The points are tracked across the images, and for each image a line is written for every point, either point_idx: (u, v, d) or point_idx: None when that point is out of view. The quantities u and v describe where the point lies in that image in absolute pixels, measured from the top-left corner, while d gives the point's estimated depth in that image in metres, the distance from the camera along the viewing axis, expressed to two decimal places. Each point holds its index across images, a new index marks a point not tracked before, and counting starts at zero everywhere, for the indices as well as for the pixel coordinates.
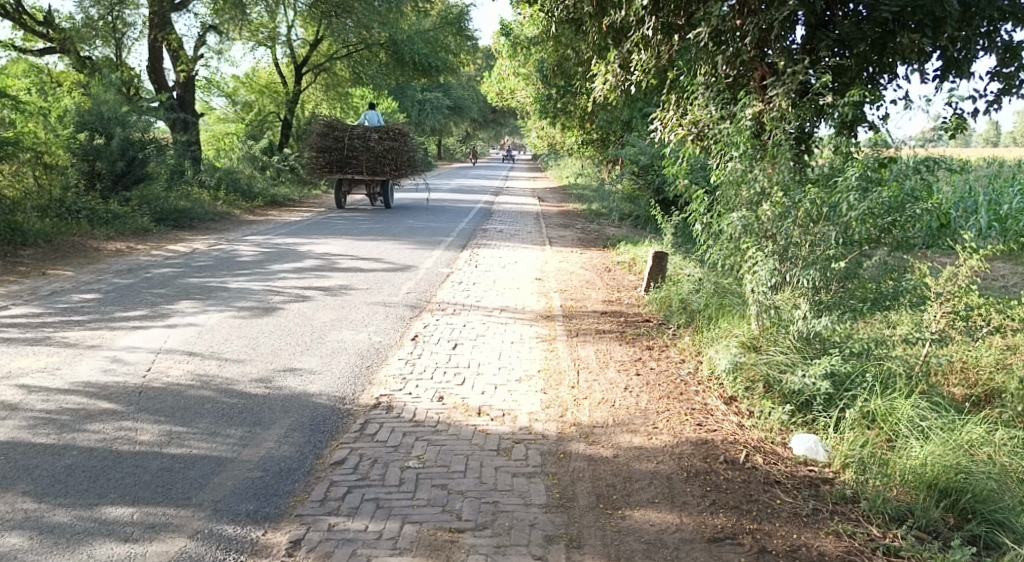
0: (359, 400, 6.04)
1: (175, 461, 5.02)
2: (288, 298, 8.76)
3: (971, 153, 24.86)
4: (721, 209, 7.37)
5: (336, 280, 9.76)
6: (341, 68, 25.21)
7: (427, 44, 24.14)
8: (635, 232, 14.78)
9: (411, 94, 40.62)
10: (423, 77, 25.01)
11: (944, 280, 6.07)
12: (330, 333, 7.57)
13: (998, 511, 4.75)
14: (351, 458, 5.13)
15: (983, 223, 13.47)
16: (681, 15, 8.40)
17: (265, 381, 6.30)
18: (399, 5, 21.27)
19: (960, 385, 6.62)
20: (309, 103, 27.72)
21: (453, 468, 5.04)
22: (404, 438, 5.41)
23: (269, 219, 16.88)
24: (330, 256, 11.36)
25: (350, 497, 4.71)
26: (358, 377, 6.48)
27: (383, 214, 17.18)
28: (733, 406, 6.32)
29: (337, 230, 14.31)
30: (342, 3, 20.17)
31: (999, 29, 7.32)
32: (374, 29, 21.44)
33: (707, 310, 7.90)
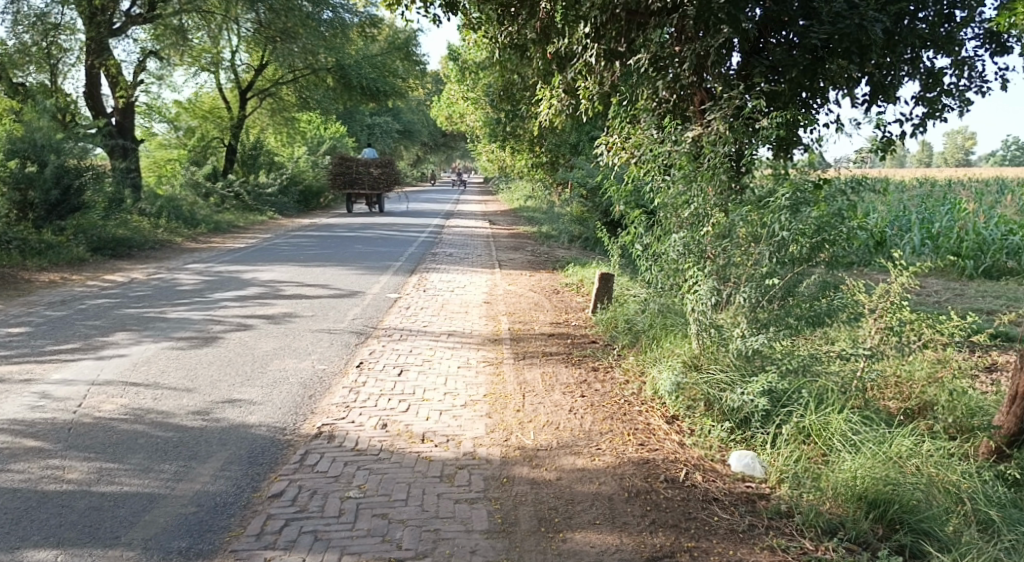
0: (300, 430, 6.04)
1: (104, 499, 4.98)
2: (229, 327, 8.72)
3: (901, 174, 25.63)
4: (662, 232, 7.57)
5: (280, 307, 9.74)
6: (287, 93, 25.49)
7: (374, 69, 24.43)
8: (584, 253, 15.03)
9: (359, 119, 41.21)
10: (371, 102, 25.10)
11: (877, 296, 6.37)
12: (272, 362, 7.56)
13: (925, 521, 4.94)
14: (290, 490, 5.14)
15: (916, 241, 13.75)
16: (622, 41, 8.56)
17: (202, 413, 6.26)
18: (344, 30, 21.40)
19: (895, 399, 6.53)
20: (255, 128, 27.58)
21: (394, 497, 5.06)
22: (345, 467, 5.43)
23: (212, 247, 16.75)
24: (274, 283, 11.34)
25: (287, 530, 4.71)
26: (300, 407, 6.46)
27: (330, 240, 17.17)
28: (675, 425, 6.52)
29: (282, 257, 14.25)
30: (288, 29, 20.14)
31: (920, 56, 7.65)
32: (320, 53, 21.61)
33: (652, 330, 8.01)
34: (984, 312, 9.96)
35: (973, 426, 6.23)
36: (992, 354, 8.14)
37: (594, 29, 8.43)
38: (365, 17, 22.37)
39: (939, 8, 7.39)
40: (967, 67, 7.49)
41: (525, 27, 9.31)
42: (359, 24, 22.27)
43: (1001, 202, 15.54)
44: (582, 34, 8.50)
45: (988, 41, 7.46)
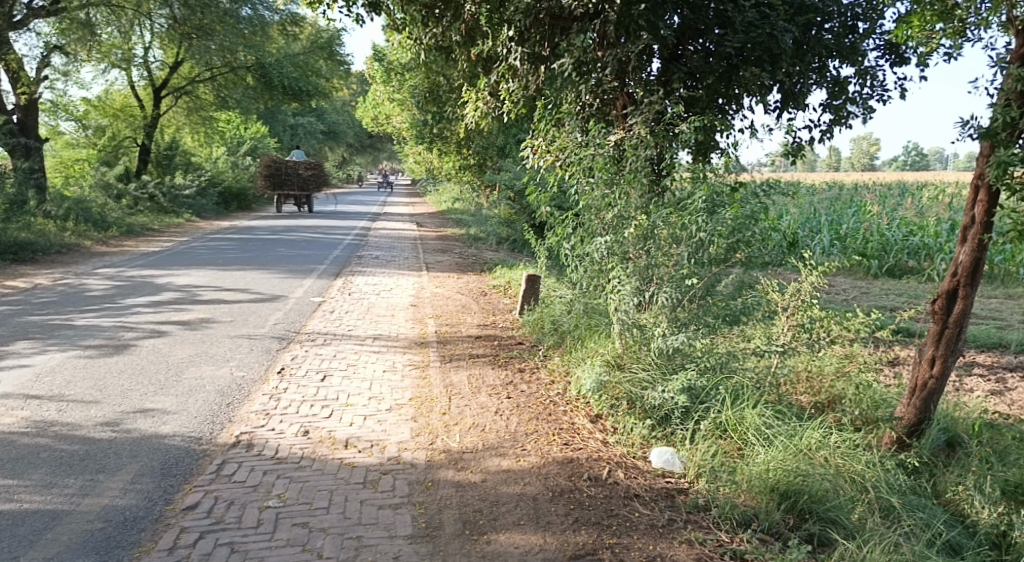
0: (216, 439, 6.00)
1: (3, 518, 4.88)
2: (142, 334, 8.57)
3: (813, 179, 26.64)
4: (585, 233, 7.71)
5: (196, 313, 9.59)
6: (204, 91, 25.01)
7: (296, 68, 24.24)
8: (512, 255, 15.18)
9: (281, 119, 40.55)
10: (294, 102, 24.96)
11: (789, 294, 6.66)
12: (187, 369, 7.47)
13: (831, 510, 5.26)
14: (206, 502, 5.10)
15: (826, 242, 14.30)
16: (546, 45, 8.63)
17: (112, 424, 6.16)
18: (263, 27, 21.05)
19: (807, 393, 6.90)
20: (170, 128, 26.89)
21: (315, 505, 5.08)
22: (264, 476, 5.41)
23: (123, 250, 16.33)
24: (189, 288, 11.15)
25: (202, 543, 4.68)
26: (217, 416, 6.41)
27: (251, 243, 16.93)
28: (599, 423, 6.68)
29: (199, 260, 14.01)
30: (204, 25, 19.74)
31: (827, 65, 8.09)
32: (238, 52, 21.31)
33: (577, 330, 8.16)
34: (886, 309, 10.45)
35: (877, 419, 6.58)
36: (892, 349, 8.56)
37: (519, 32, 8.55)
38: (286, 15, 22.17)
39: (843, 19, 7.95)
40: (869, 76, 7.84)
41: (449, 29, 9.28)
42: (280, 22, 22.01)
43: (903, 204, 16.32)
44: (506, 36, 8.60)
45: (888, 53, 7.86)
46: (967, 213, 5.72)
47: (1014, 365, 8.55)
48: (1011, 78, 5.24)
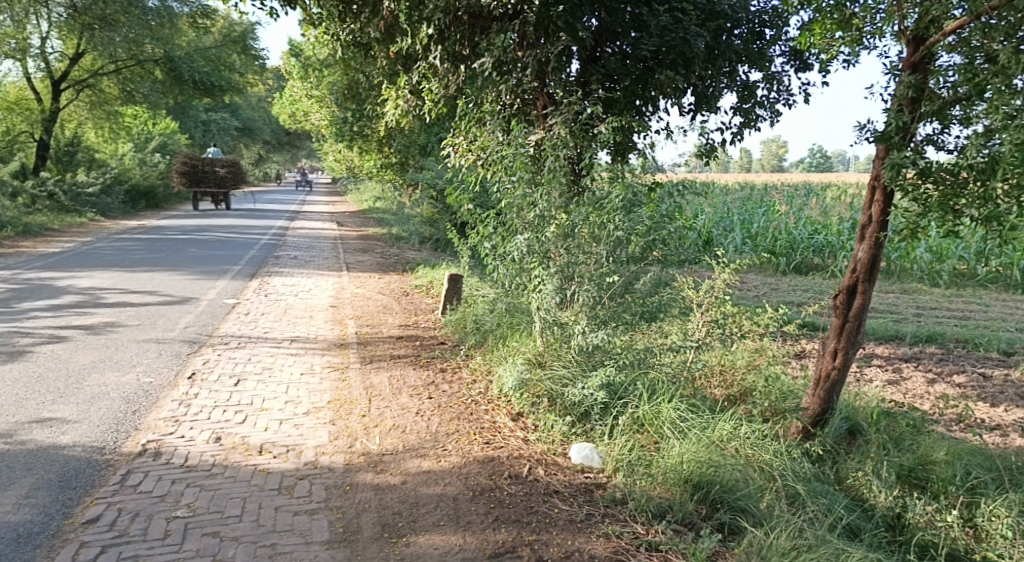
0: (120, 448, 5.85)
1: None
2: (40, 340, 8.28)
3: (725, 179, 27.42)
4: (506, 232, 7.76)
5: (99, 317, 9.32)
6: (108, 84, 24.11)
7: (207, 62, 23.76)
8: (434, 255, 15.20)
9: (193, 115, 39.51)
10: (205, 97, 24.71)
11: (703, 291, 6.92)
12: (90, 376, 7.26)
13: (741, 499, 5.44)
14: (109, 514, 4.98)
15: (739, 240, 14.76)
16: (466, 44, 8.63)
17: (7, 436, 5.96)
18: (172, 19, 21.25)
19: (720, 386, 7.11)
20: (70, 123, 25.67)
21: (227, 514, 5.01)
22: (172, 486, 5.31)
23: (22, 252, 15.71)
24: (93, 291, 10.81)
25: (104, 557, 4.57)
26: (122, 424, 6.26)
27: (162, 243, 16.51)
28: (521, 421, 6.75)
29: (104, 262, 13.59)
30: (108, 16, 19.99)
31: (737, 70, 8.34)
32: (146, 44, 21.28)
33: (499, 329, 8.20)
34: (792, 305, 10.85)
35: (784, 410, 6.79)
36: (794, 343, 8.94)
37: (438, 31, 8.45)
38: (196, 7, 22.23)
39: (751, 25, 8.24)
40: (776, 82, 8.12)
41: (367, 25, 9.12)
42: (188, 14, 21.97)
43: (809, 204, 16.96)
44: (424, 35, 8.52)
45: (793, 59, 8.13)
46: (865, 212, 5.98)
47: (909, 356, 8.98)
48: (903, 84, 5.55)
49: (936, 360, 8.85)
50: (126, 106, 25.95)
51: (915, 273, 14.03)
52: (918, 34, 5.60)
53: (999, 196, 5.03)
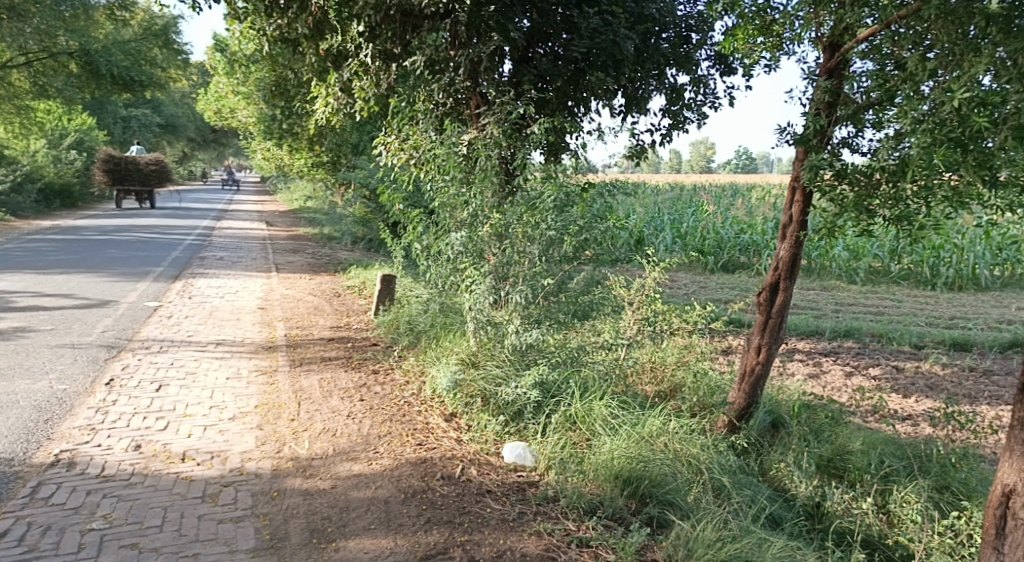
0: (32, 459, 5.65)
1: None
2: None
3: (654, 179, 27.85)
4: (440, 231, 7.73)
5: (11, 321, 8.98)
6: (17, 78, 22.87)
7: (126, 56, 23.03)
8: (367, 255, 15.09)
9: (113, 110, 38.36)
10: (124, 92, 23.78)
11: (634, 289, 7.20)
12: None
13: (669, 493, 5.56)
14: (17, 528, 4.80)
15: (670, 240, 15.02)
16: (397, 43, 8.56)
17: None
18: (86, 12, 21.70)
19: (651, 382, 7.24)
20: None
21: (147, 524, 4.88)
22: (87, 497, 5.15)
23: None
24: (5, 294, 10.41)
25: None
26: (34, 434, 6.04)
27: (81, 244, 16.01)
28: (454, 422, 6.72)
29: (18, 264, 13.10)
30: (18, 7, 20.26)
31: (665, 73, 8.48)
32: (58, 36, 21.44)
33: (433, 330, 8.13)
34: (719, 303, 11.07)
35: (711, 405, 7.03)
36: (719, 340, 9.14)
37: (370, 29, 8.44)
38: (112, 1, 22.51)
39: (678, 30, 8.39)
40: (703, 85, 8.26)
41: (295, 21, 8.97)
42: (106, 6, 22.45)
43: (734, 204, 17.34)
44: (356, 33, 8.47)
45: (718, 62, 8.29)
46: (786, 212, 6.20)
47: (829, 350, 9.25)
48: (819, 90, 5.74)
49: (853, 354, 9.14)
50: (39, 101, 25.10)
51: (834, 271, 14.43)
52: (833, 41, 5.81)
53: (909, 196, 5.17)
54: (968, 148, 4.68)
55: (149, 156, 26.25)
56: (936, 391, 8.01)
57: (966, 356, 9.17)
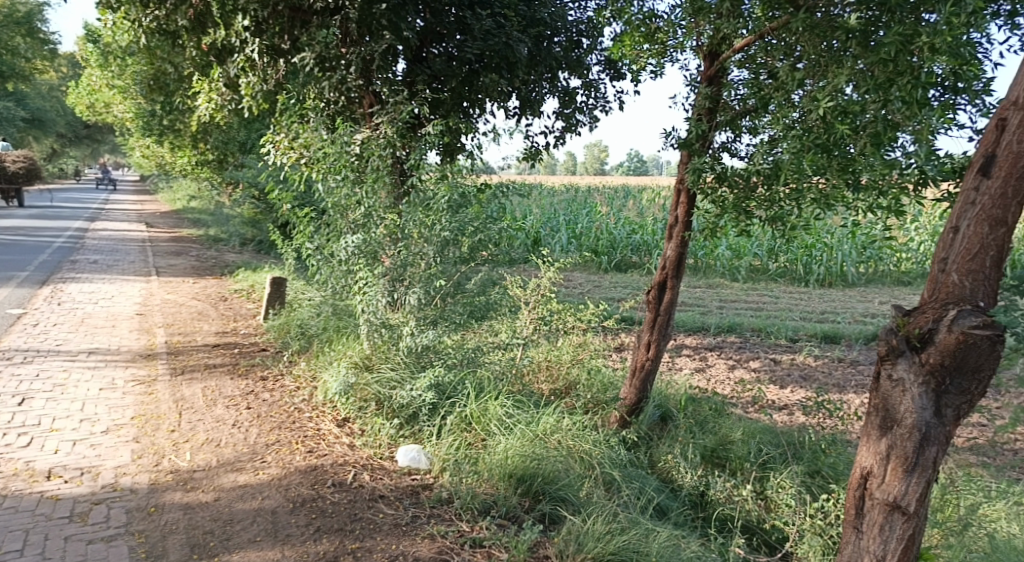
0: None
1: None
2: None
3: (543, 180, 28.21)
4: (331, 233, 7.56)
5: None
6: None
7: None
8: (256, 257, 14.72)
9: None
10: None
11: (529, 290, 7.30)
12: None
13: (561, 489, 5.60)
14: None
15: (565, 240, 15.23)
16: (286, 38, 8.24)
17: None
18: None
19: (546, 381, 7.26)
20: None
21: (6, 549, 4.60)
22: None
23: None
24: None
25: None
26: None
27: None
28: (346, 427, 6.60)
29: None
30: None
31: (558, 76, 8.60)
32: None
33: (325, 334, 7.94)
34: (612, 302, 11.28)
35: (605, 401, 7.20)
36: (608, 337, 9.33)
37: (255, 23, 8.09)
38: None
39: (569, 34, 8.46)
40: (594, 89, 8.38)
41: (174, 12, 8.57)
42: None
43: (626, 206, 17.75)
44: (241, 26, 8.04)
45: (607, 67, 8.43)
46: (672, 213, 6.37)
47: (714, 345, 9.55)
48: (701, 96, 5.98)
49: (736, 348, 9.47)
50: None
51: (718, 270, 14.87)
52: (712, 50, 6.08)
53: (784, 199, 5.37)
54: (834, 153, 4.93)
55: (17, 155, 24.94)
56: (809, 381, 8.38)
57: (836, 347, 9.65)
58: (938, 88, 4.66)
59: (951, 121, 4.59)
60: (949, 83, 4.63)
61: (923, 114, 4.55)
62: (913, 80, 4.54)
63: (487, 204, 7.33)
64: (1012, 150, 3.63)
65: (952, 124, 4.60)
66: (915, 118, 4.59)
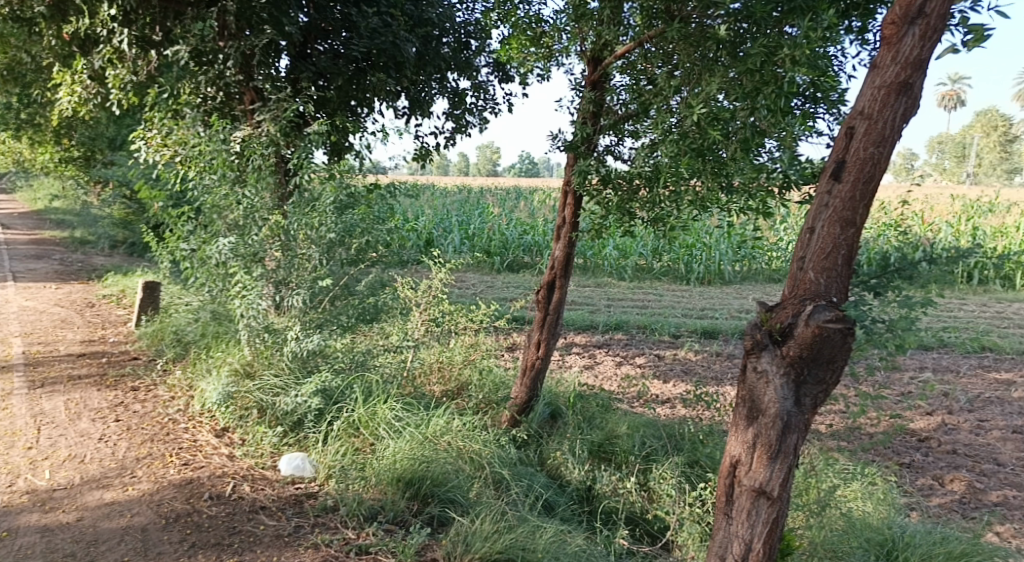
0: None
1: None
2: None
3: (432, 180, 28.15)
4: (206, 234, 7.27)
5: None
6: None
7: None
8: (129, 260, 14.10)
9: None
10: None
11: (421, 291, 7.18)
12: None
13: (450, 491, 5.59)
14: None
15: (457, 240, 15.21)
16: (158, 30, 7.88)
17: None
18: None
19: (438, 383, 7.18)
20: None
21: None
22: None
23: None
24: None
25: None
26: None
27: None
28: (226, 437, 6.39)
29: None
30: None
31: (447, 77, 8.58)
32: None
33: (203, 341, 7.59)
34: (503, 302, 11.33)
35: (497, 401, 7.21)
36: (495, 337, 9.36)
37: (123, 12, 7.65)
38: None
39: (457, 35, 8.50)
40: (483, 91, 8.39)
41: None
42: None
43: (517, 207, 17.89)
44: (107, 15, 7.59)
45: (496, 70, 8.47)
46: (559, 214, 6.42)
47: (601, 343, 9.70)
48: (585, 100, 6.02)
49: (622, 345, 9.66)
50: None
51: (606, 269, 15.15)
52: (595, 56, 6.10)
53: (663, 200, 5.46)
54: (707, 157, 5.12)
55: None
56: (690, 375, 8.63)
57: (715, 342, 9.97)
58: (799, 98, 4.94)
59: (811, 128, 4.89)
60: (810, 93, 4.90)
61: (785, 122, 4.73)
62: (777, 89, 4.67)
63: (375, 205, 7.23)
64: (861, 155, 3.81)
65: (812, 131, 4.89)
66: (778, 126, 4.74)
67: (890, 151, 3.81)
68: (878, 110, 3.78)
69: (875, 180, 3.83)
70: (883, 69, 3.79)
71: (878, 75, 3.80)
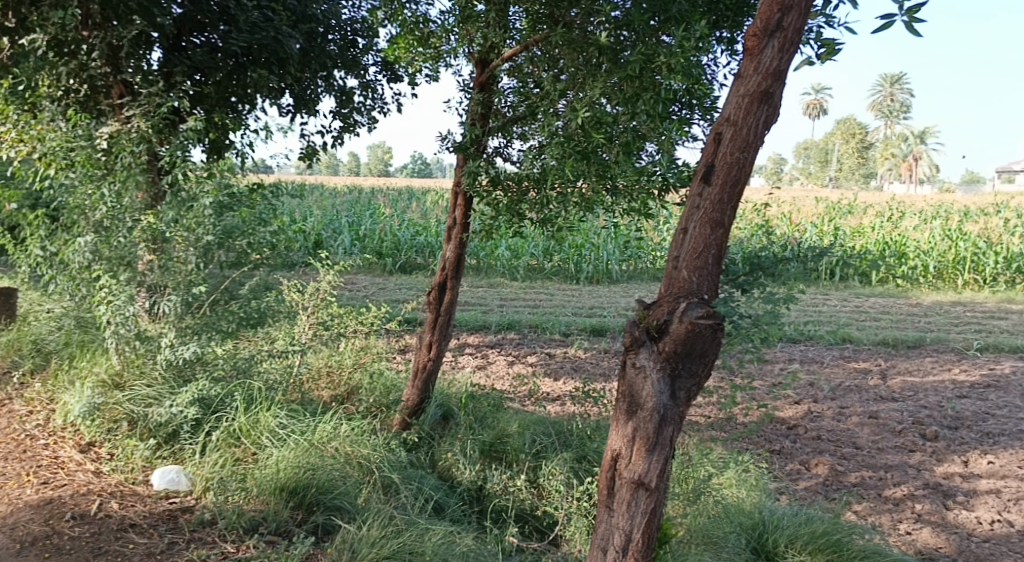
0: None
1: None
2: None
3: (318, 180, 27.52)
4: (65, 235, 6.83)
5: None
6: None
7: None
8: None
9: None
10: None
11: (308, 293, 6.96)
12: None
13: (337, 497, 5.44)
14: None
15: (347, 241, 14.89)
16: (11, 16, 6.89)
17: None
18: None
19: (327, 388, 7.02)
20: None
21: None
22: None
23: None
24: None
25: None
26: None
27: None
28: (92, 451, 6.02)
29: None
30: None
31: (333, 75, 8.23)
32: None
33: (65, 349, 7.18)
34: (394, 304, 11.15)
35: (388, 405, 7.08)
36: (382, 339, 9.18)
37: None
38: None
39: (343, 33, 8.19)
40: (370, 89, 8.19)
41: None
42: None
43: (407, 207, 17.67)
44: None
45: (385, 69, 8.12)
46: (449, 215, 6.31)
47: (494, 343, 9.66)
48: (473, 101, 5.90)
49: (514, 344, 9.65)
50: None
51: (498, 269, 15.14)
52: (482, 58, 6.02)
53: (552, 201, 5.46)
54: (591, 159, 5.08)
55: None
56: (579, 372, 8.70)
57: (603, 340, 10.09)
58: (677, 104, 5.05)
59: (688, 134, 5.02)
60: (686, 99, 5.02)
61: (663, 127, 4.84)
62: (655, 96, 4.79)
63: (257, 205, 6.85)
64: (728, 160, 3.87)
65: (688, 137, 5.02)
66: (657, 130, 4.85)
67: (754, 156, 3.89)
68: (742, 117, 3.85)
69: (741, 182, 3.90)
70: (746, 79, 3.86)
71: (742, 85, 3.87)
